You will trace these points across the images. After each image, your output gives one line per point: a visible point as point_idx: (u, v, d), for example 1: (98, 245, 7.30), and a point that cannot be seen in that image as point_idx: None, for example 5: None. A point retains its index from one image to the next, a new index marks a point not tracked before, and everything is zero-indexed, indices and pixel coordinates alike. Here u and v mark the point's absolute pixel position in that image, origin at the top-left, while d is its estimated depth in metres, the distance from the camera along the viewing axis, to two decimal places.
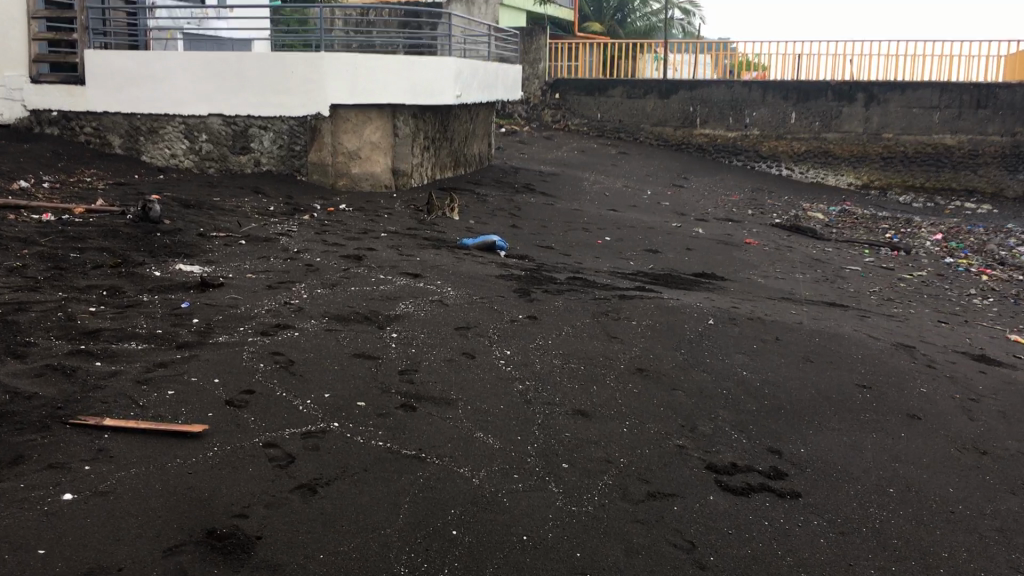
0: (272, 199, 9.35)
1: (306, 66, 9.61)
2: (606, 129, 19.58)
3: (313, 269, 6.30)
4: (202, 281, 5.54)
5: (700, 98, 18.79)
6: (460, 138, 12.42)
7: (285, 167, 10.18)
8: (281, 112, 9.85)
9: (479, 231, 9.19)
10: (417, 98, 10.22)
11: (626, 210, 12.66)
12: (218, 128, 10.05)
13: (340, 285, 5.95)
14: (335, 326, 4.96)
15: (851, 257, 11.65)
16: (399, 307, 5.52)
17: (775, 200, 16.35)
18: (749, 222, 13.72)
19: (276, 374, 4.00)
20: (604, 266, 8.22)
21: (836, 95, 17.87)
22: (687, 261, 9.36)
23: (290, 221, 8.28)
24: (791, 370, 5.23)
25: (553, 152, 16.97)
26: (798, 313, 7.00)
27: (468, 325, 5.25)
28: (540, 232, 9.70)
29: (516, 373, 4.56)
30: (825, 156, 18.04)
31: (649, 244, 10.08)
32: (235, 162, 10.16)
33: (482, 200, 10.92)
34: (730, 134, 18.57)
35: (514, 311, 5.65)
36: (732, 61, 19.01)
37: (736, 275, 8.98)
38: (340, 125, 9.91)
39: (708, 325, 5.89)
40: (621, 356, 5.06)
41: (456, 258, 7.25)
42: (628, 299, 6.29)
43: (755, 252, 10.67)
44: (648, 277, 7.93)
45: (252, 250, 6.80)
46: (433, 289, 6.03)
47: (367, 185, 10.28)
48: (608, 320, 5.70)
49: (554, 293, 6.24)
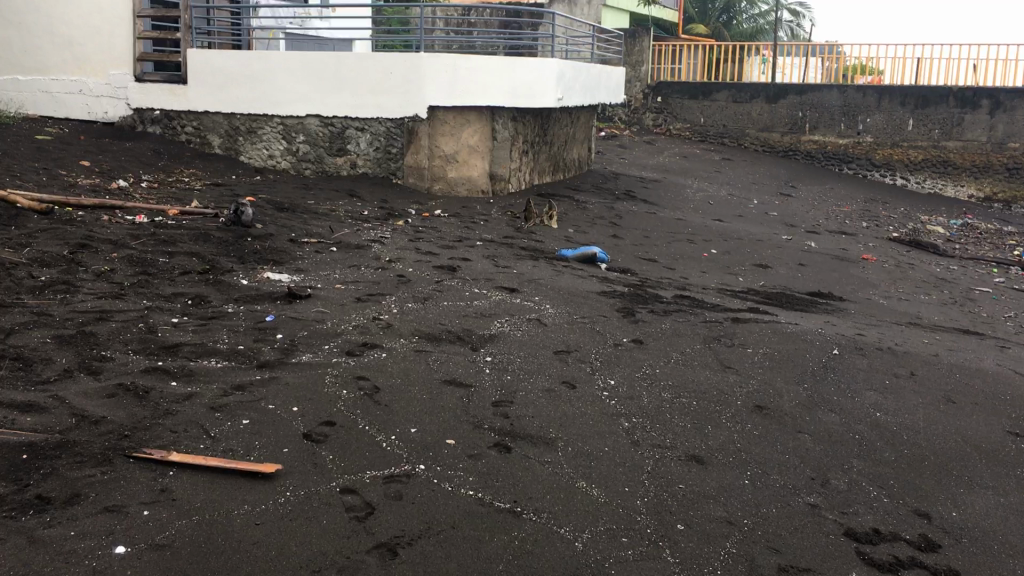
0: (366, 203, 9.12)
1: (405, 67, 9.35)
2: (709, 134, 18.92)
3: (405, 280, 5.99)
4: (289, 292, 5.27)
5: (811, 103, 18.00)
6: (560, 141, 12.00)
7: (381, 170, 9.97)
8: (379, 114, 9.62)
9: (579, 240, 8.78)
10: (518, 101, 9.84)
11: (732, 220, 12.04)
12: (316, 129, 9.88)
13: (431, 299, 5.61)
14: (425, 346, 4.60)
15: (978, 277, 10.79)
16: (494, 326, 5.15)
17: (891, 211, 15.43)
18: (863, 236, 12.93)
19: (359, 404, 3.66)
20: (711, 282, 7.71)
21: (958, 101, 16.71)
22: (800, 279, 8.75)
23: (384, 227, 8.03)
24: (930, 414, 4.65)
25: (655, 157, 16.42)
26: (929, 340, 6.37)
27: (568, 349, 4.83)
28: (643, 243, 9.22)
29: (620, 406, 4.12)
30: (944, 165, 16.92)
31: (759, 258, 9.49)
32: (331, 164, 9.99)
33: (582, 207, 10.50)
34: (841, 141, 17.69)
35: (618, 334, 5.21)
36: (844, 66, 17.87)
37: (855, 295, 8.34)
38: (437, 127, 9.64)
39: (831, 354, 5.34)
40: (737, 389, 4.57)
41: (555, 271, 6.85)
42: (741, 322, 5.78)
43: (873, 269, 9.96)
44: (761, 296, 7.38)
45: (343, 257, 6.53)
46: (531, 306, 5.64)
47: (463, 190, 9.97)
48: (722, 347, 5.21)
49: (660, 313, 5.77)
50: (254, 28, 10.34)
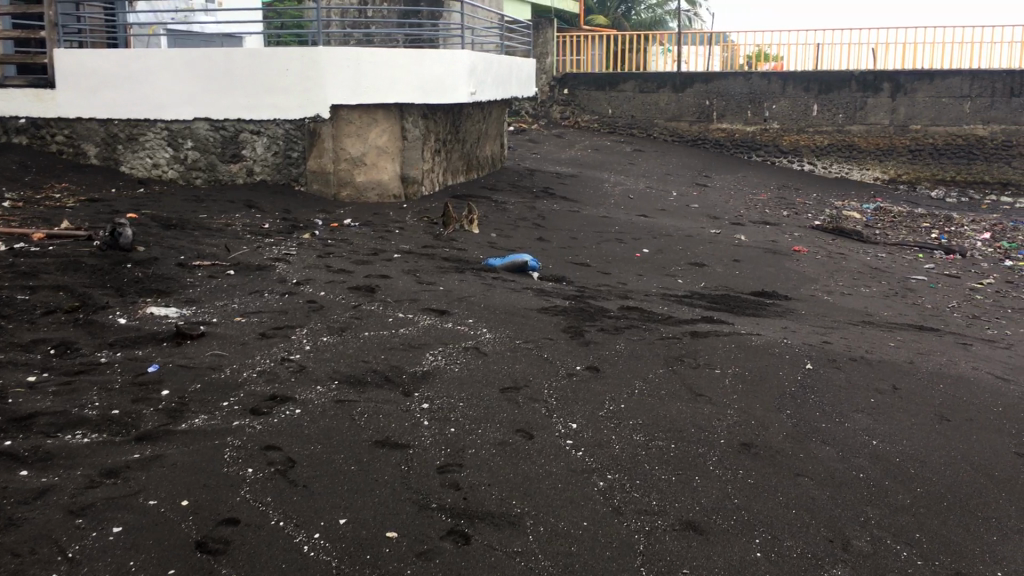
0: (266, 214, 8.24)
1: (302, 63, 8.47)
2: (618, 126, 18.38)
3: (317, 307, 5.18)
4: (177, 333, 4.43)
5: (717, 91, 17.60)
6: (473, 138, 11.25)
7: (280, 177, 9.14)
8: (275, 115, 8.71)
9: (505, 246, 8.08)
10: (427, 96, 9.05)
11: (656, 215, 11.54)
12: (205, 134, 8.90)
13: (350, 330, 4.83)
14: (347, 394, 3.83)
15: (907, 264, 10.49)
16: (427, 360, 4.41)
17: (804, 197, 15.21)
18: (787, 225, 12.55)
19: (272, 487, 2.91)
20: (651, 287, 7.11)
21: (860, 85, 16.66)
22: (738, 277, 8.24)
23: (288, 242, 7.18)
24: (929, 435, 4.07)
25: (566, 151, 15.83)
26: (892, 342, 5.85)
27: (517, 386, 4.13)
28: (571, 245, 8.58)
29: (590, 460, 3.43)
30: (849, 149, 16.91)
31: (691, 256, 8.95)
32: (225, 171, 9.03)
33: (501, 208, 9.81)
34: (749, 128, 17.39)
35: (569, 362, 4.53)
36: (745, 53, 17.56)
37: (798, 292, 7.86)
38: (341, 128, 8.80)
39: (805, 370, 4.74)
40: (717, 423, 3.93)
41: (485, 285, 6.13)
42: (701, 336, 5.16)
43: (807, 261, 9.56)
44: (706, 300, 6.81)
45: (242, 281, 5.68)
46: (465, 332, 4.91)
47: (373, 195, 9.15)
48: (687, 369, 4.58)
49: (612, 331, 5.10)
50: (130, 23, 9.29)
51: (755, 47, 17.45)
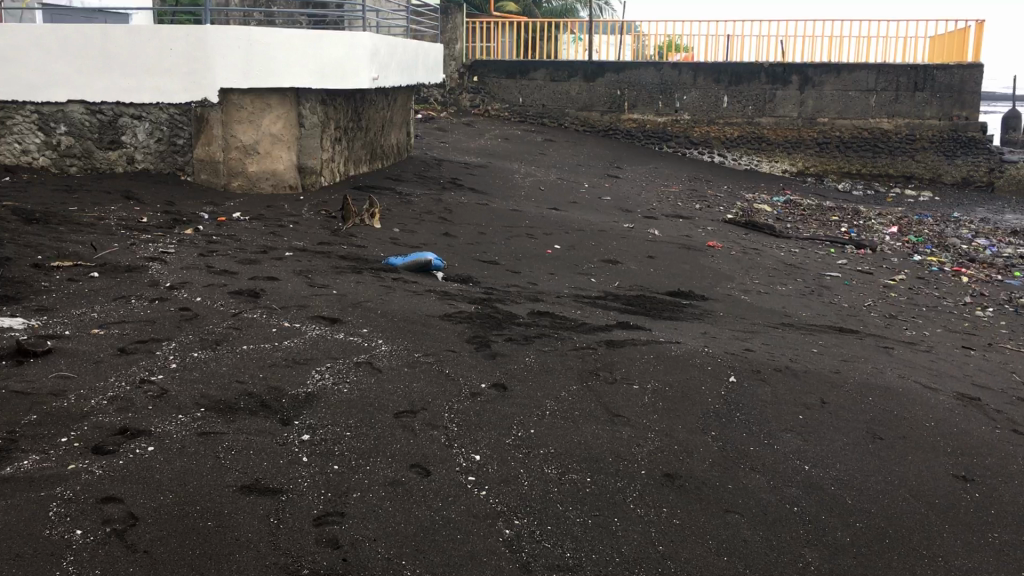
0: (147, 206, 7.55)
1: (187, 43, 7.79)
2: (529, 115, 17.83)
3: (190, 316, 4.60)
4: (19, 350, 3.81)
5: (628, 81, 17.29)
6: (376, 126, 10.67)
7: (165, 165, 8.44)
8: (158, 99, 8.04)
9: (408, 242, 7.58)
10: (326, 81, 8.38)
11: (568, 208, 11.18)
12: (80, 118, 8.15)
13: (225, 343, 4.26)
14: (214, 425, 3.28)
15: (820, 259, 10.37)
16: (312, 380, 3.89)
17: (716, 189, 15.12)
18: (700, 218, 12.34)
19: (104, 555, 2.39)
20: (564, 288, 6.72)
21: (770, 77, 16.65)
22: (653, 275, 7.91)
23: (167, 238, 6.53)
24: (863, 459, 3.75)
25: (476, 140, 15.34)
26: (815, 347, 5.57)
27: (414, 410, 3.65)
28: (479, 241, 8.13)
29: (495, 501, 2.98)
30: (758, 141, 16.90)
31: (605, 252, 8.60)
32: (103, 159, 8.30)
33: (406, 200, 9.28)
34: (660, 119, 17.18)
35: (473, 379, 4.07)
36: (655, 44, 17.28)
37: (714, 291, 7.59)
38: (231, 113, 8.14)
39: (729, 385, 4.39)
40: (637, 450, 3.52)
41: (385, 289, 5.63)
42: (617, 346, 4.76)
43: (723, 257, 9.34)
44: (621, 303, 6.44)
45: (106, 285, 5.03)
46: (359, 345, 4.40)
47: (267, 186, 8.49)
48: (601, 385, 4.18)
49: (522, 342, 4.66)
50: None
51: (665, 37, 17.18)
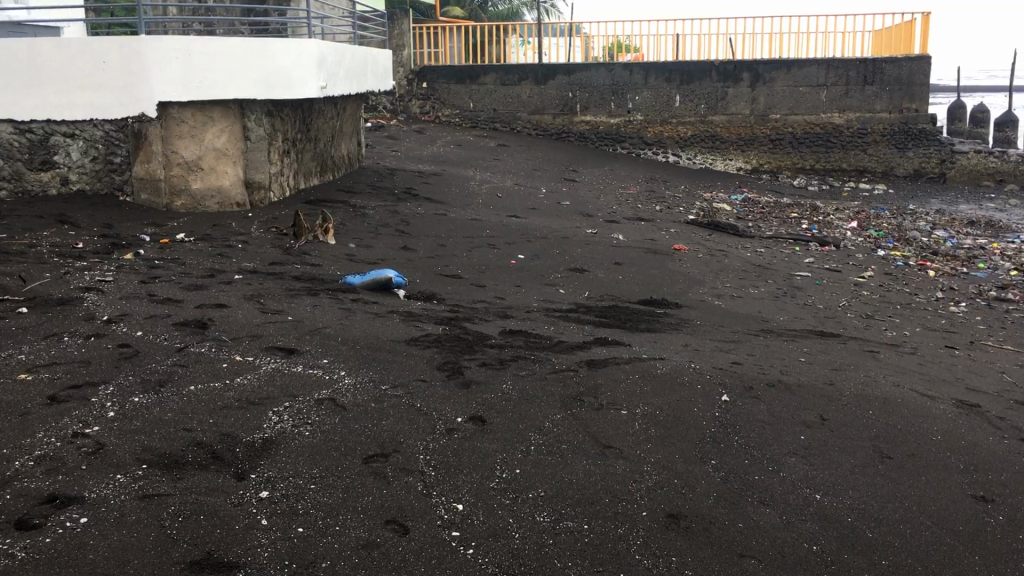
0: (82, 230, 7.06)
1: (122, 54, 7.30)
2: (480, 120, 17.49)
3: (130, 354, 4.17)
4: None
5: (579, 83, 17.00)
6: (326, 137, 10.24)
7: (102, 185, 7.95)
8: (92, 114, 7.56)
9: (365, 258, 7.19)
10: (272, 90, 7.95)
11: (528, 215, 10.85)
12: (8, 138, 7.58)
13: (170, 384, 3.84)
14: (157, 485, 2.89)
15: (787, 259, 10.15)
16: (270, 423, 3.49)
17: (673, 190, 14.89)
18: (661, 221, 12.10)
19: None
20: (533, 302, 6.39)
21: (720, 75, 16.48)
22: (623, 283, 7.61)
23: (105, 264, 6.06)
24: (876, 482, 3.47)
25: (428, 148, 14.95)
26: (801, 356, 5.29)
27: (385, 454, 3.27)
28: (440, 254, 7.76)
29: (485, 562, 2.64)
30: (712, 140, 16.74)
31: (571, 261, 8.28)
32: (35, 180, 7.76)
33: (361, 213, 8.88)
34: (612, 120, 16.94)
35: (448, 414, 3.71)
36: (603, 45, 17.05)
37: (687, 297, 7.31)
38: (172, 128, 7.67)
39: (722, 405, 4.07)
40: (635, 488, 3.19)
41: (344, 312, 5.24)
42: (598, 366, 4.43)
43: (690, 261, 9.08)
44: (594, 316, 6.13)
45: (36, 322, 4.57)
46: (320, 379, 4.01)
47: (213, 204, 8.01)
48: (587, 413, 3.84)
49: (496, 366, 4.31)
50: None
51: (613, 39, 16.96)
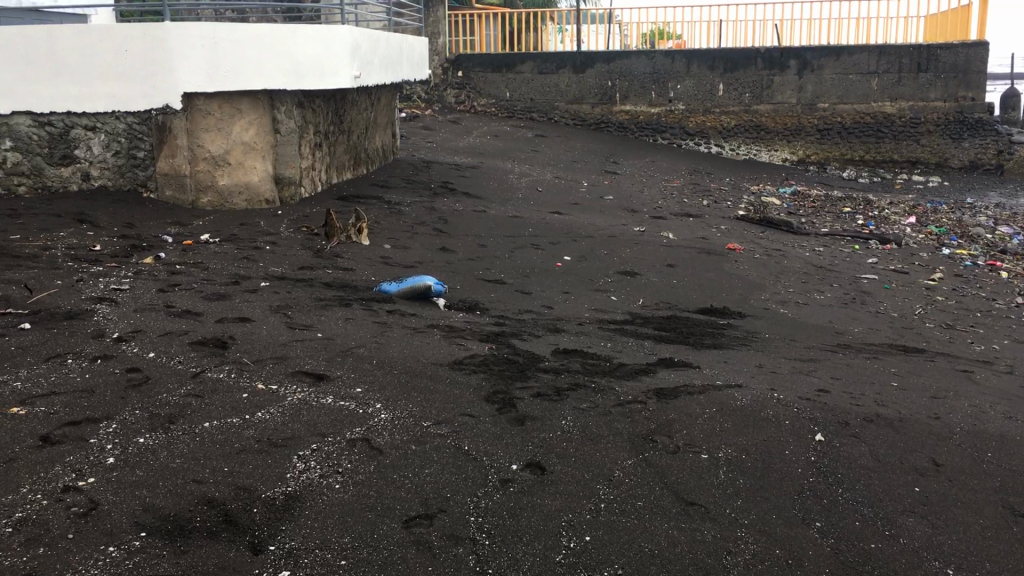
0: (102, 231, 6.60)
1: (146, 43, 6.85)
2: (517, 110, 16.89)
3: (139, 382, 3.67)
4: None
5: (619, 71, 16.34)
6: (360, 128, 9.74)
7: (125, 181, 7.50)
8: (115, 106, 7.12)
9: (402, 261, 6.67)
10: (303, 81, 7.43)
11: (571, 211, 10.28)
12: (28, 131, 7.15)
13: (182, 420, 3.34)
14: (157, 562, 2.40)
15: (848, 258, 9.51)
16: (294, 473, 2.97)
17: (718, 182, 14.23)
18: (710, 216, 11.47)
19: None
20: (585, 313, 5.84)
21: (766, 62, 15.74)
22: (679, 288, 7.04)
23: (122, 270, 5.59)
24: (1015, 552, 2.91)
25: (464, 139, 14.43)
26: (892, 380, 4.69)
27: (430, 515, 2.76)
28: (481, 255, 7.23)
29: None
30: (756, 130, 16.01)
31: (620, 263, 7.71)
32: (55, 176, 7.33)
33: (396, 211, 8.37)
34: (653, 109, 16.27)
35: (501, 460, 3.18)
36: (643, 32, 16.40)
37: (749, 305, 6.72)
38: (198, 121, 7.20)
39: (817, 446, 3.51)
40: (730, 562, 2.65)
41: (380, 327, 4.73)
42: (668, 397, 3.87)
43: (747, 262, 8.47)
44: (652, 330, 5.57)
45: (40, 341, 4.06)
46: (354, 413, 3.49)
47: (240, 201, 7.51)
48: (661, 458, 3.29)
49: (553, 398, 3.77)
50: None
51: (653, 26, 16.35)
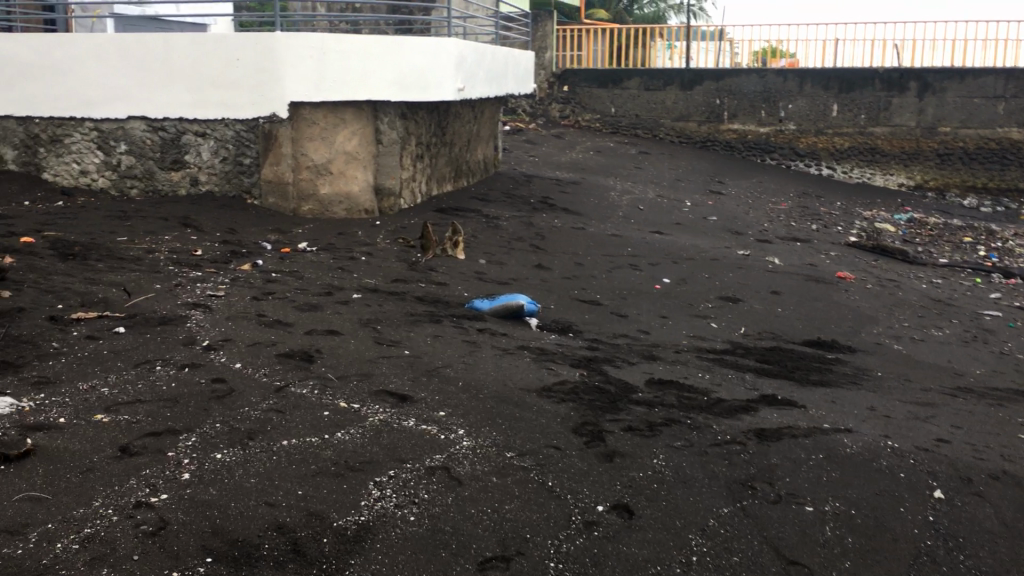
0: (204, 236, 6.68)
1: (256, 52, 6.90)
2: (622, 126, 16.64)
3: (221, 394, 3.60)
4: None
5: (729, 89, 15.92)
6: (462, 141, 9.69)
7: (231, 187, 7.50)
8: (223, 114, 7.17)
9: (497, 277, 6.54)
10: (408, 92, 7.40)
11: (673, 231, 10.00)
12: (141, 136, 7.33)
13: (260, 436, 3.25)
14: None
15: (968, 292, 8.96)
16: (368, 501, 2.85)
17: (828, 206, 13.68)
18: (819, 242, 11.02)
19: None
20: (683, 340, 5.58)
21: (884, 84, 15.07)
22: (784, 318, 6.71)
23: (219, 275, 5.62)
24: None
25: (567, 154, 14.27)
26: (1019, 431, 4.31)
27: (506, 558, 2.64)
28: (578, 274, 7.05)
29: None
30: (871, 153, 15.28)
31: (722, 288, 7.41)
32: (165, 180, 7.44)
33: (494, 225, 8.26)
34: (762, 129, 15.71)
35: (586, 499, 3.00)
36: (754, 50, 15.97)
37: (860, 339, 6.35)
38: (302, 130, 7.19)
39: (935, 503, 3.25)
40: None
41: (470, 346, 4.59)
42: (769, 438, 3.63)
43: (858, 292, 8.04)
44: (755, 362, 5.28)
45: (131, 346, 4.05)
46: (436, 439, 3.35)
47: (340, 210, 7.51)
48: (760, 508, 3.07)
49: (646, 433, 3.55)
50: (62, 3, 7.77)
51: (765, 43, 15.86)
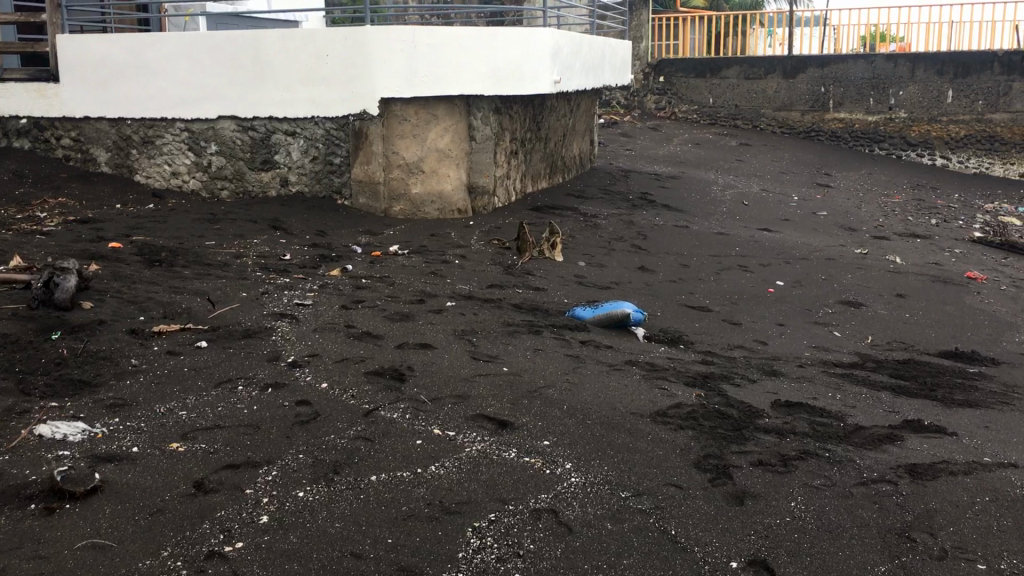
0: (293, 239, 6.47)
1: (346, 47, 6.68)
2: (720, 117, 15.97)
3: (305, 419, 3.30)
4: (64, 489, 2.62)
5: (835, 76, 15.09)
6: (557, 135, 9.30)
7: (320, 188, 7.32)
8: (313, 112, 6.95)
9: (597, 281, 6.14)
10: (502, 86, 7.05)
11: (782, 229, 9.39)
12: (231, 136, 7.17)
13: (347, 469, 2.94)
14: None
15: None
16: (467, 552, 2.50)
17: (945, 198, 12.78)
18: (940, 238, 10.25)
19: None
20: (804, 352, 5.08)
21: (1004, 67, 13.92)
22: (913, 325, 6.12)
23: (308, 282, 5.37)
24: None
25: (663, 147, 13.73)
26: None
27: None
28: (684, 277, 6.59)
29: None
30: (991, 142, 14.10)
31: (842, 291, 6.85)
32: (255, 181, 7.27)
33: (593, 224, 7.85)
34: (871, 118, 14.85)
35: (717, 553, 2.59)
36: (860, 34, 15.05)
37: (1002, 349, 5.73)
38: (393, 127, 6.91)
39: None
40: None
41: (573, 361, 4.21)
42: (924, 476, 3.14)
43: (991, 295, 7.35)
44: (888, 377, 4.75)
45: (213, 362, 3.80)
46: (543, 473, 2.99)
47: (433, 210, 7.20)
48: (925, 566, 2.61)
49: (779, 469, 3.11)
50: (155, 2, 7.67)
51: (870, 27, 14.92)
